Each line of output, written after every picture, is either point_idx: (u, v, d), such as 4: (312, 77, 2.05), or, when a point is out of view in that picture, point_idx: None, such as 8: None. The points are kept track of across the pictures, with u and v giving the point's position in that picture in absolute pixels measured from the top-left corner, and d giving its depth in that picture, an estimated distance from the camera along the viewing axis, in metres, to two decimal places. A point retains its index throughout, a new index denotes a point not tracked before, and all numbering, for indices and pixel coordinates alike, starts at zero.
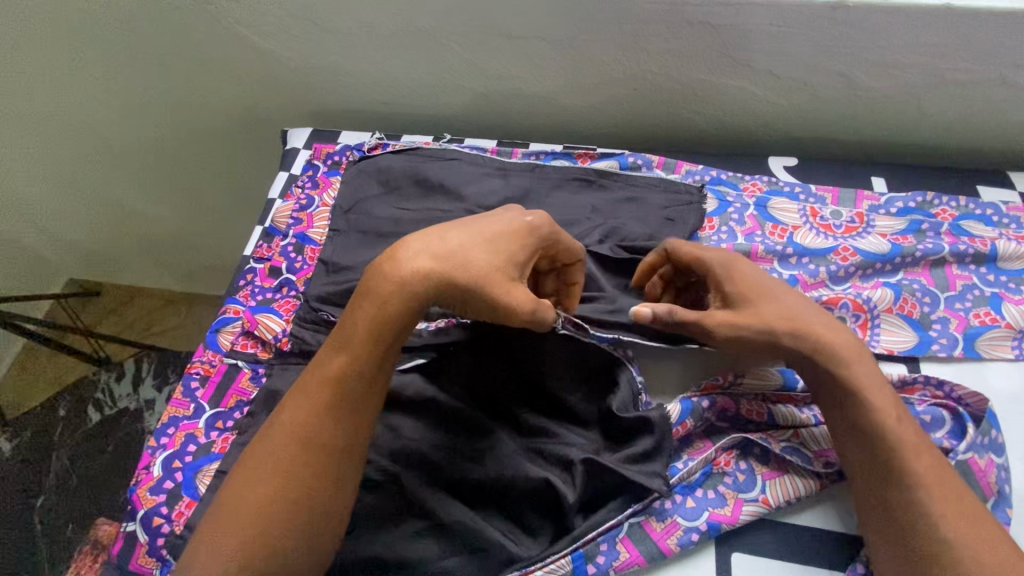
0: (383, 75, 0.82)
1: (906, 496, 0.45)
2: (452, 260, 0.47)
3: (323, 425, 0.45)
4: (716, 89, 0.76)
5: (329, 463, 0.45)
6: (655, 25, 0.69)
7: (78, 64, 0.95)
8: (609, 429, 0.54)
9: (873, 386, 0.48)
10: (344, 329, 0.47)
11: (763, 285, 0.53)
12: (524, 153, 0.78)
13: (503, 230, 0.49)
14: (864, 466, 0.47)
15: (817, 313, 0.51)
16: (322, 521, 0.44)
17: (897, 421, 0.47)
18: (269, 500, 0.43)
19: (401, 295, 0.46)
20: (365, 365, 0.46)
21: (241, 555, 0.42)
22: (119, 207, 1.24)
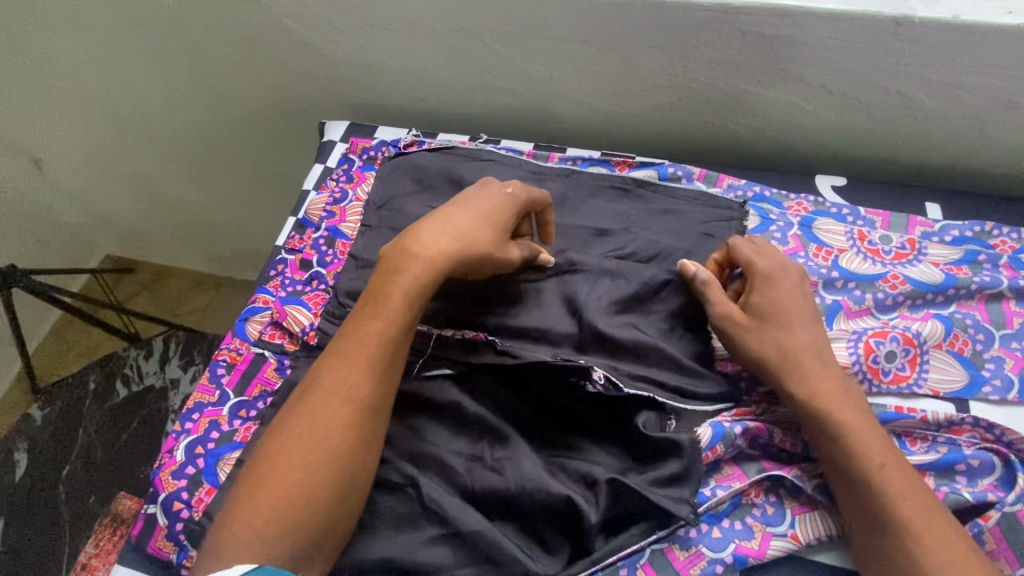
0: (423, 71, 0.82)
1: (893, 543, 0.45)
2: (465, 238, 0.54)
3: (358, 387, 0.49)
4: (764, 102, 0.73)
5: (363, 422, 0.49)
6: (704, 32, 0.67)
7: (127, 45, 0.96)
8: (634, 448, 0.53)
9: (861, 428, 0.48)
10: (371, 301, 0.52)
11: (785, 310, 0.53)
12: (560, 157, 0.76)
13: (496, 205, 0.57)
14: (858, 514, 0.47)
15: (814, 353, 0.52)
16: (356, 482, 0.48)
17: (882, 468, 0.47)
18: (303, 466, 0.47)
19: (428, 270, 0.53)
20: (392, 332, 0.51)
21: (290, 509, 0.46)
22: (158, 187, 1.27)
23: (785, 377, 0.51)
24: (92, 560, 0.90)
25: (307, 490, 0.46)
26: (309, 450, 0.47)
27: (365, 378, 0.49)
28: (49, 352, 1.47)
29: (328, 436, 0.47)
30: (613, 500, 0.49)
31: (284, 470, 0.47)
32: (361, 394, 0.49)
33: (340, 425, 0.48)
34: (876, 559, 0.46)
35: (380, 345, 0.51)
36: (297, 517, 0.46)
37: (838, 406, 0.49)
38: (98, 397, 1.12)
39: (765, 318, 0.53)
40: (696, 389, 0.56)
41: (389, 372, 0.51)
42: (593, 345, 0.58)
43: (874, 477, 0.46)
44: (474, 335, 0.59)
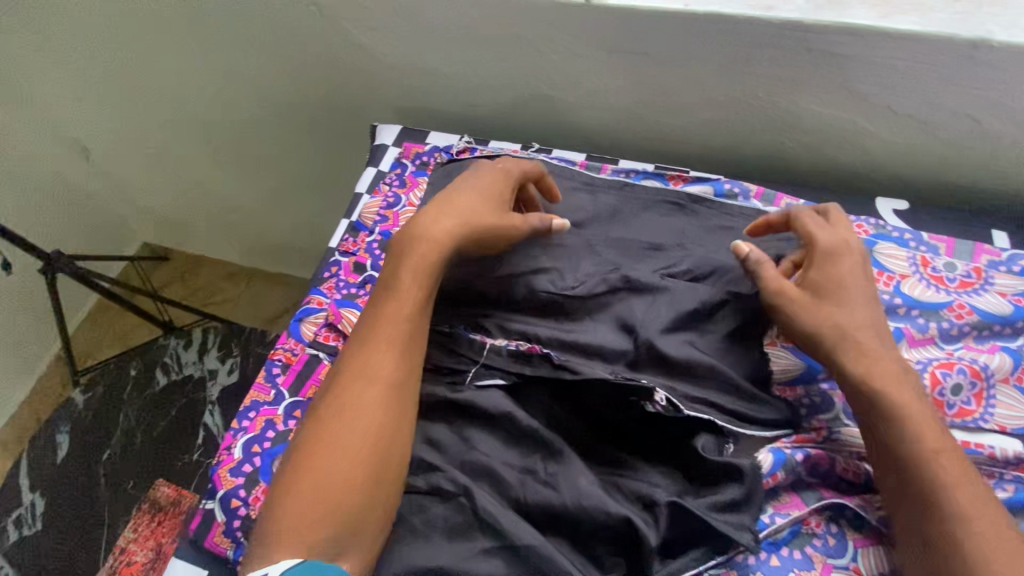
0: (476, 79, 0.81)
1: (940, 529, 0.45)
2: (466, 214, 0.61)
3: (381, 364, 0.54)
4: (825, 121, 0.72)
5: (389, 395, 0.54)
6: (769, 49, 0.66)
7: (181, 42, 0.98)
8: (690, 469, 0.53)
9: (919, 414, 0.49)
10: (388, 289, 0.58)
11: (844, 289, 0.55)
12: (614, 169, 0.76)
13: (488, 182, 0.64)
14: (900, 498, 0.48)
15: (873, 334, 0.53)
16: (390, 456, 0.52)
17: (937, 454, 0.47)
18: (341, 447, 0.51)
19: (436, 245, 0.59)
20: (410, 312, 0.57)
21: (329, 484, 0.50)
22: (200, 179, 1.29)
23: (843, 353, 0.52)
24: (129, 544, 0.92)
25: (347, 471, 0.50)
26: (343, 427, 0.52)
27: (389, 357, 0.55)
28: (86, 336, 1.51)
29: (361, 416, 0.52)
30: (672, 523, 0.49)
31: (320, 449, 0.51)
32: (387, 373, 0.54)
33: (370, 405, 0.53)
34: (913, 544, 0.46)
35: (400, 325, 0.56)
36: (337, 492, 0.49)
37: (895, 390, 0.50)
38: (138, 383, 1.12)
39: (823, 296, 0.55)
40: (755, 415, 0.55)
41: (412, 351, 0.56)
42: (647, 362, 0.58)
43: (928, 461, 0.47)
44: (527, 347, 0.59)
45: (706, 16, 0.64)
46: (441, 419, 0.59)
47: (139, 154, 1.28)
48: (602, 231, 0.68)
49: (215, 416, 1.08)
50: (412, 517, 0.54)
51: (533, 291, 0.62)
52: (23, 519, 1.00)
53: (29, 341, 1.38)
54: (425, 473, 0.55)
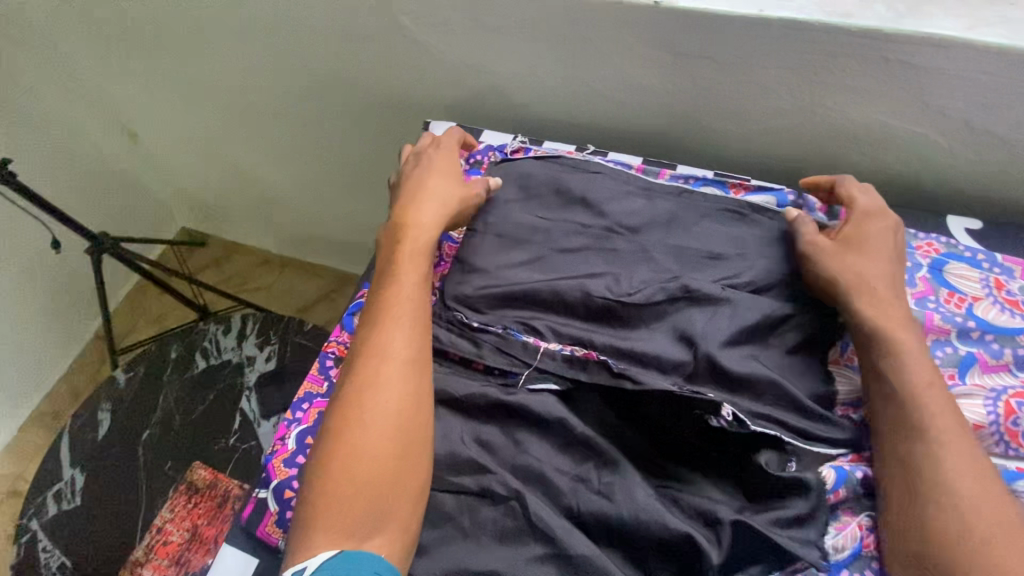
0: (532, 78, 0.80)
1: (921, 448, 0.50)
2: (440, 197, 0.67)
3: (398, 343, 0.56)
4: (895, 134, 0.70)
5: (408, 372, 0.55)
6: (844, 57, 0.64)
7: (234, 33, 0.98)
8: (750, 485, 0.52)
9: (915, 353, 0.54)
10: (391, 277, 0.61)
11: (866, 247, 0.61)
12: (672, 174, 0.75)
13: (443, 162, 0.71)
14: (886, 420, 0.52)
15: (885, 285, 0.58)
16: (417, 432, 0.53)
17: (927, 386, 0.52)
18: (362, 427, 0.52)
19: (424, 228, 0.65)
20: (412, 291, 0.60)
21: (360, 464, 0.51)
22: (244, 168, 1.31)
23: (856, 297, 0.58)
24: (167, 523, 0.97)
25: (371, 449, 0.51)
26: (367, 408, 0.53)
27: (403, 335, 0.57)
28: (124, 316, 1.54)
29: (379, 395, 0.54)
30: (736, 541, 0.48)
31: (346, 432, 0.52)
32: (399, 351, 0.56)
33: (386, 382, 0.54)
34: (889, 459, 0.51)
35: (407, 304, 0.59)
36: (368, 471, 0.51)
37: (898, 332, 0.55)
38: (178, 365, 1.13)
39: (849, 249, 0.60)
40: (815, 431, 0.55)
41: (423, 329, 0.58)
42: (707, 375, 0.57)
43: (918, 390, 0.52)
44: (585, 353, 0.58)
45: (780, 22, 0.63)
46: (491, 421, 0.58)
47: (186, 141, 1.30)
48: (659, 238, 0.67)
49: (252, 402, 1.09)
50: (462, 518, 0.53)
51: (589, 297, 0.61)
52: (63, 494, 1.02)
53: (71, 319, 1.41)
54: (475, 474, 0.54)
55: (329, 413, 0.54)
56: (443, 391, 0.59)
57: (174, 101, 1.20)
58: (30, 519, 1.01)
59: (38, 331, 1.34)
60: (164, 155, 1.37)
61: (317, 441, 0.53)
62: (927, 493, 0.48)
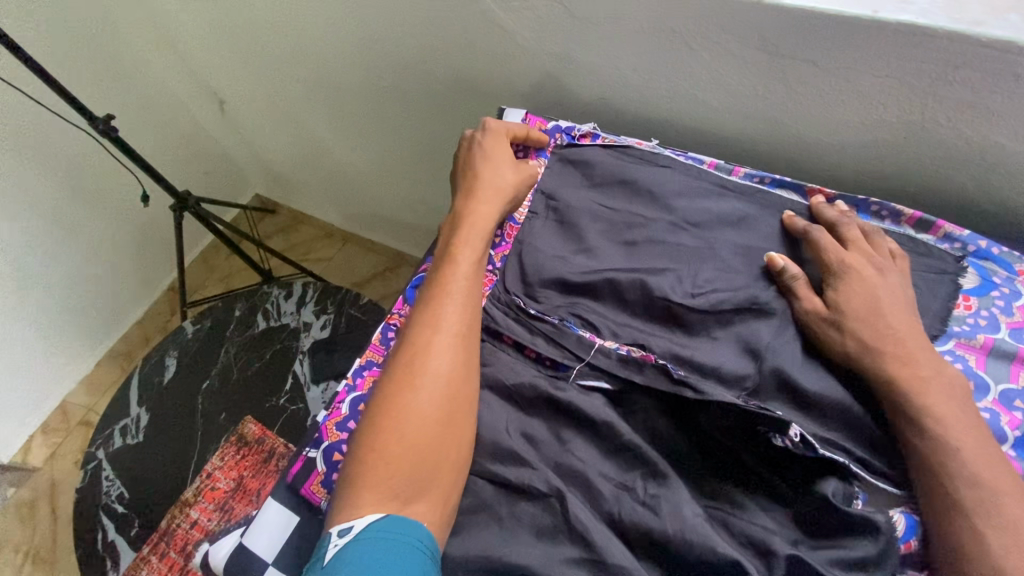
0: (613, 70, 0.78)
1: (966, 522, 0.44)
2: (497, 185, 0.67)
3: (448, 317, 0.57)
4: (1014, 159, 0.62)
5: (457, 345, 0.56)
6: (965, 70, 0.58)
7: (324, 9, 1.00)
8: (811, 518, 0.48)
9: (950, 414, 0.48)
10: (446, 253, 0.62)
11: (877, 304, 0.55)
12: (746, 172, 0.70)
13: (497, 144, 0.70)
14: (925, 492, 0.47)
15: (911, 340, 0.52)
16: (462, 403, 0.54)
17: (959, 452, 0.46)
18: (413, 393, 0.53)
19: (481, 209, 0.65)
20: (467, 270, 0.61)
21: (408, 428, 0.52)
22: (317, 140, 1.36)
23: (879, 358, 0.52)
24: (217, 470, 1.03)
25: (419, 417, 0.52)
26: (416, 376, 0.54)
27: (455, 310, 0.58)
28: (197, 271, 1.64)
29: (430, 365, 0.54)
30: None
31: (394, 398, 0.53)
32: (453, 325, 0.57)
33: (436, 352, 0.55)
34: (939, 544, 0.45)
35: (463, 282, 0.60)
36: (413, 435, 0.52)
37: (924, 392, 0.49)
38: (241, 324, 1.19)
39: (857, 313, 0.54)
40: (884, 464, 0.50)
41: (471, 305, 0.59)
42: (772, 389, 0.53)
43: (965, 457, 0.46)
44: (642, 355, 0.55)
45: (897, 27, 0.57)
46: (538, 414, 0.57)
47: (268, 111, 1.35)
48: (727, 237, 0.63)
49: (304, 365, 1.14)
50: (500, 506, 0.52)
51: (648, 293, 0.59)
52: (128, 430, 1.09)
53: (150, 269, 1.51)
54: (516, 466, 0.53)
55: (381, 379, 0.55)
56: (494, 376, 0.59)
57: (262, 73, 1.25)
58: (97, 449, 1.08)
59: (119, 277, 1.44)
60: (247, 122, 1.44)
61: (365, 406, 0.55)
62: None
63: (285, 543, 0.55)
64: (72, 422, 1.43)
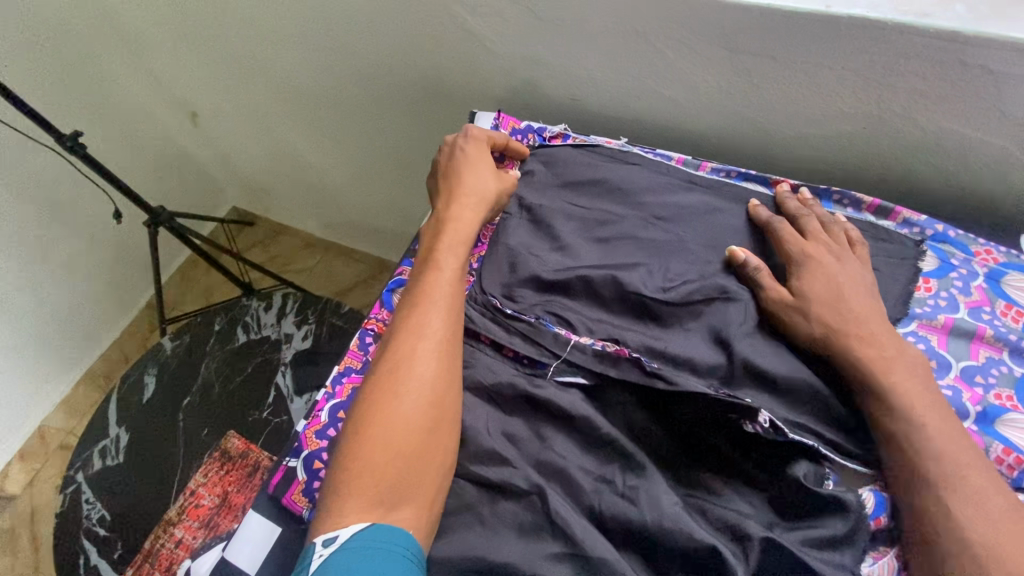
0: (581, 72, 0.79)
1: (932, 494, 0.46)
2: (480, 191, 0.68)
3: (433, 323, 0.57)
4: (967, 145, 0.65)
5: (443, 352, 0.56)
6: (915, 61, 0.60)
7: (292, 18, 1.00)
8: (785, 501, 0.49)
9: (913, 392, 0.50)
10: (430, 259, 0.62)
11: (839, 288, 0.56)
12: (712, 167, 0.71)
13: (480, 152, 0.71)
14: (895, 467, 0.48)
15: (873, 320, 0.54)
16: (447, 409, 0.54)
17: (925, 428, 0.48)
18: (397, 400, 0.53)
19: (465, 217, 0.66)
20: (451, 275, 0.61)
21: (394, 434, 0.52)
22: (293, 150, 1.35)
23: (844, 340, 0.53)
24: (201, 487, 1.01)
25: (405, 425, 0.52)
26: (401, 383, 0.54)
27: (439, 316, 0.58)
28: (175, 287, 1.62)
29: (414, 373, 0.54)
30: (766, 560, 0.46)
31: (380, 405, 0.53)
32: (436, 332, 0.57)
33: (421, 359, 0.55)
34: (908, 515, 0.47)
35: (446, 287, 0.60)
36: (397, 442, 0.51)
37: (888, 370, 0.51)
38: (220, 338, 1.18)
39: (820, 298, 0.56)
40: (855, 446, 0.51)
41: (455, 311, 0.59)
42: (744, 378, 0.54)
43: (931, 431, 0.48)
44: (617, 350, 0.56)
45: (849, 21, 0.59)
46: (517, 413, 0.57)
47: (242, 122, 1.34)
48: (696, 231, 0.65)
49: (287, 377, 1.13)
50: (482, 506, 0.53)
51: (622, 288, 0.60)
52: (108, 450, 1.07)
53: (126, 287, 1.49)
54: (497, 466, 0.54)
55: (367, 386, 0.55)
56: (472, 377, 0.59)
57: (234, 84, 1.24)
58: (76, 471, 1.05)
59: (93, 296, 1.41)
60: (221, 135, 1.42)
61: (351, 413, 0.54)
62: (950, 557, 0.44)
63: (269, 554, 0.55)
64: (51, 446, 1.39)
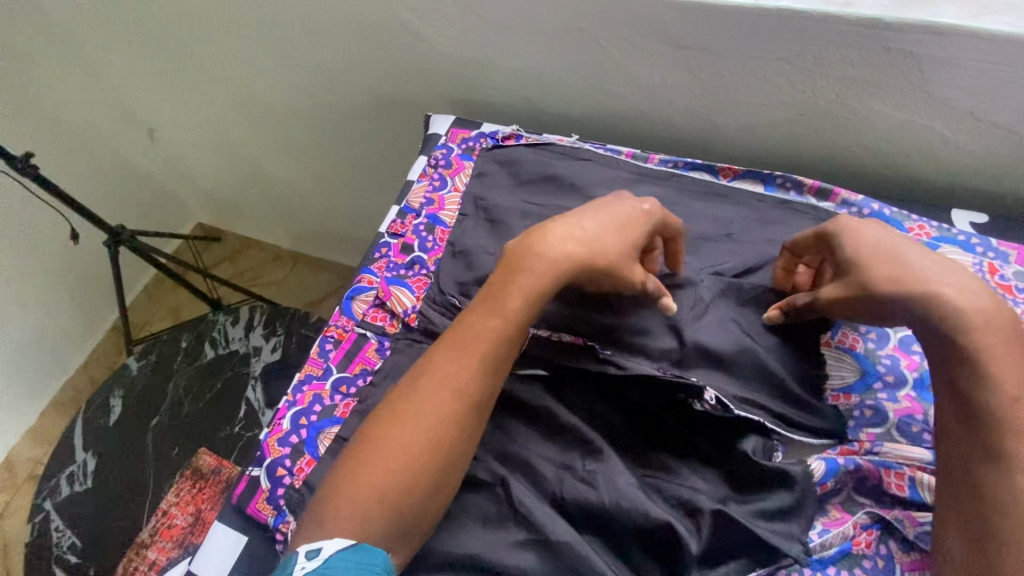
0: (532, 71, 0.80)
1: (1001, 476, 0.44)
2: (590, 249, 0.54)
3: (471, 378, 0.50)
4: (898, 127, 0.68)
5: (471, 411, 0.50)
6: (843, 48, 0.63)
7: (243, 29, 0.99)
8: (736, 475, 0.51)
9: (1002, 356, 0.46)
10: (495, 298, 0.53)
11: (885, 252, 0.51)
12: (660, 158, 0.74)
13: (633, 219, 0.55)
14: (970, 445, 0.45)
15: (940, 275, 0.49)
16: (454, 470, 0.50)
17: (1018, 404, 0.45)
18: (410, 448, 0.48)
19: (555, 272, 0.53)
20: (509, 333, 0.52)
21: (397, 485, 0.47)
22: (254, 162, 1.34)
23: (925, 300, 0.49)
24: (172, 507, 0.96)
25: (407, 477, 0.48)
26: (422, 432, 0.49)
27: (478, 373, 0.51)
28: (142, 307, 1.59)
29: (435, 424, 0.49)
30: (716, 532, 0.48)
31: (394, 449, 0.48)
32: (470, 389, 0.50)
33: (446, 415, 0.49)
34: (960, 492, 0.45)
35: (495, 344, 0.51)
36: (397, 494, 0.47)
37: (982, 334, 0.47)
38: (188, 355, 1.16)
39: (866, 273, 0.51)
40: (801, 419, 0.53)
41: (496, 371, 0.51)
42: (695, 359, 0.56)
43: (1014, 411, 0.45)
44: (572, 339, 0.58)
45: (778, 12, 0.61)
46: None
47: (200, 135, 1.32)
48: None
49: (257, 391, 1.12)
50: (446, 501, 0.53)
51: None
52: (75, 476, 1.05)
53: (90, 310, 1.46)
54: None
55: (389, 421, 0.50)
56: None
57: (190, 98, 1.23)
58: (43, 500, 1.03)
59: (56, 321, 1.38)
60: (180, 150, 1.40)
61: (358, 439, 0.50)
62: (999, 531, 0.43)
63: (236, 564, 0.55)
64: (20, 477, 1.36)
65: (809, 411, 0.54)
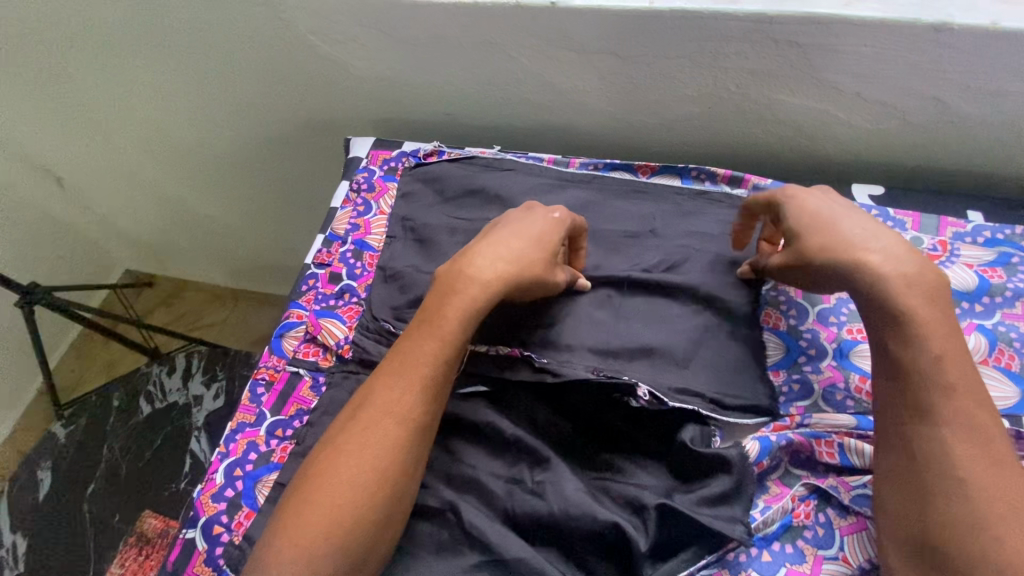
0: (448, 86, 0.80)
1: (925, 431, 0.46)
2: (518, 263, 0.54)
3: (413, 405, 0.49)
4: (797, 111, 0.72)
5: (416, 438, 0.49)
6: (736, 42, 0.65)
7: (141, 65, 0.95)
8: (679, 466, 0.52)
9: (933, 311, 0.49)
10: (431, 321, 0.52)
11: (825, 218, 0.54)
12: (581, 162, 0.75)
13: (549, 229, 0.57)
14: (898, 401, 0.48)
15: (875, 239, 0.52)
16: (404, 500, 0.48)
17: (938, 360, 0.47)
18: (355, 483, 0.47)
19: (483, 292, 0.52)
20: (448, 355, 0.51)
21: (343, 525, 0.46)
22: (177, 203, 1.28)
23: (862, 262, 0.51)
24: None
25: (355, 513, 0.46)
26: (365, 466, 0.47)
27: (420, 398, 0.50)
28: (71, 367, 1.49)
29: (380, 456, 0.48)
30: (662, 525, 0.49)
31: (338, 487, 0.47)
32: (414, 413, 0.49)
33: (392, 445, 0.48)
34: (890, 448, 0.48)
35: (435, 367, 0.50)
36: (344, 533, 0.45)
37: (906, 295, 0.49)
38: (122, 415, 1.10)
39: (810, 236, 0.53)
40: (734, 402, 0.55)
41: (439, 395, 0.51)
42: (629, 357, 0.57)
43: (934, 368, 0.47)
44: (508, 352, 0.58)
45: (671, 13, 0.63)
46: None
47: (114, 179, 1.25)
48: None
49: (201, 441, 1.06)
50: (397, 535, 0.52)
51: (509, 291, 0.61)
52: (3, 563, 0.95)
53: (12, 377, 1.35)
54: None
55: (332, 458, 0.48)
56: None
57: (97, 142, 1.16)
58: None
59: None
60: (93, 196, 1.32)
61: (300, 479, 0.49)
62: (934, 482, 0.45)
63: None
64: None
65: (737, 394, 0.55)
